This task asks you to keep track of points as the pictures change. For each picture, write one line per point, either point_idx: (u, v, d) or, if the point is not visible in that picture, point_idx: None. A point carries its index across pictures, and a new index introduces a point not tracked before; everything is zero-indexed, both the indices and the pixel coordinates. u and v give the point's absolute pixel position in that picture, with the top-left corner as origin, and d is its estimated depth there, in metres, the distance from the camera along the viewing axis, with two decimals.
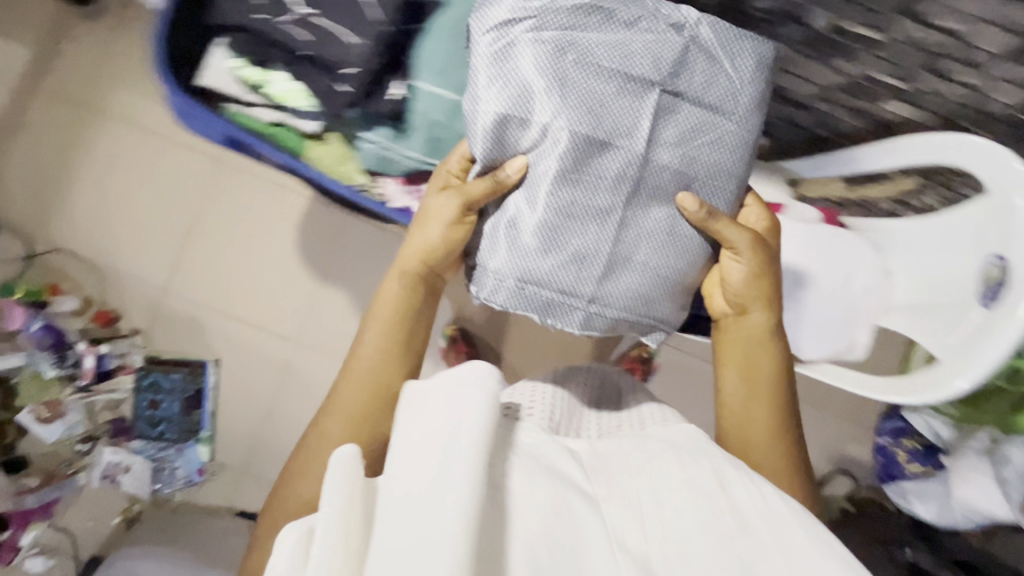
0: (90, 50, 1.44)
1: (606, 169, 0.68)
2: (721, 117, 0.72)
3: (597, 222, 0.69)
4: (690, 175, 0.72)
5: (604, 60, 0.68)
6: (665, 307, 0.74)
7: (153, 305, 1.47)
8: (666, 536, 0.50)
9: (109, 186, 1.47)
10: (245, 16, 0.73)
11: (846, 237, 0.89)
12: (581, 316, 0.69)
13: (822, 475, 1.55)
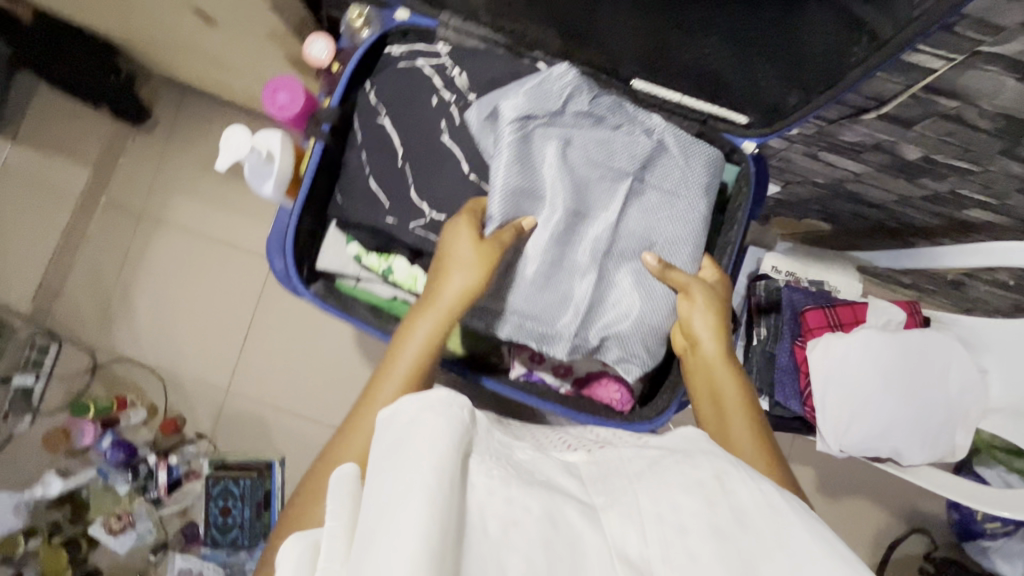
0: (147, 162, 1.48)
1: (583, 236, 0.68)
2: (681, 198, 0.70)
3: (574, 267, 0.68)
4: (655, 236, 0.69)
5: (580, 128, 0.66)
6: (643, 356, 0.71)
7: (216, 407, 1.48)
8: (669, 542, 0.40)
9: (167, 292, 1.49)
10: (370, 218, 0.67)
11: (940, 337, 0.88)
12: (564, 348, 0.68)
13: (896, 533, 1.53)
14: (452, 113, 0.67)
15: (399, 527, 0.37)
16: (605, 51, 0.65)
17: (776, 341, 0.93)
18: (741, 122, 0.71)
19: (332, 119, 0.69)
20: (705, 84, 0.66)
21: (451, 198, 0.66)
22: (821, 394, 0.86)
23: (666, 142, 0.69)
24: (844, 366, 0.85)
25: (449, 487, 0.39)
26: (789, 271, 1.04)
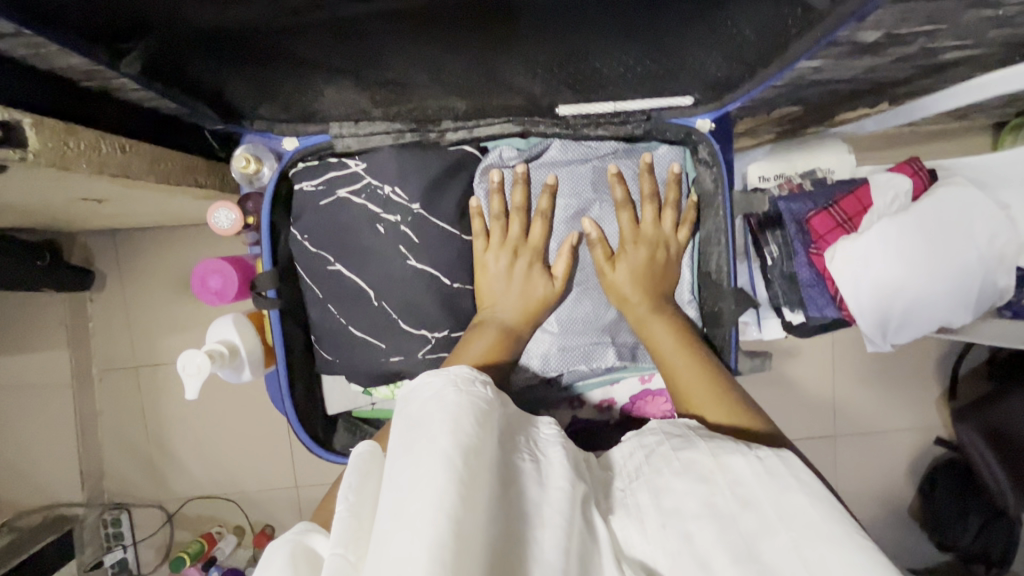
0: (116, 315, 1.44)
1: (585, 266, 0.74)
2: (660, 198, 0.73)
3: (593, 300, 0.74)
4: None
5: (542, 174, 0.72)
6: None
7: (294, 505, 1.52)
8: (666, 534, 0.48)
9: (197, 424, 1.49)
10: (380, 360, 0.72)
11: (951, 192, 0.83)
12: (612, 353, 0.75)
13: (959, 352, 1.53)
14: (406, 233, 0.68)
15: (421, 501, 0.43)
16: (516, 91, 0.65)
17: (790, 255, 0.89)
18: (687, 103, 0.69)
19: (274, 280, 0.70)
20: (626, 87, 0.66)
21: (435, 311, 0.70)
22: (855, 298, 0.83)
23: (621, 158, 0.73)
24: (870, 266, 0.81)
25: (468, 465, 0.46)
26: (778, 174, 0.99)
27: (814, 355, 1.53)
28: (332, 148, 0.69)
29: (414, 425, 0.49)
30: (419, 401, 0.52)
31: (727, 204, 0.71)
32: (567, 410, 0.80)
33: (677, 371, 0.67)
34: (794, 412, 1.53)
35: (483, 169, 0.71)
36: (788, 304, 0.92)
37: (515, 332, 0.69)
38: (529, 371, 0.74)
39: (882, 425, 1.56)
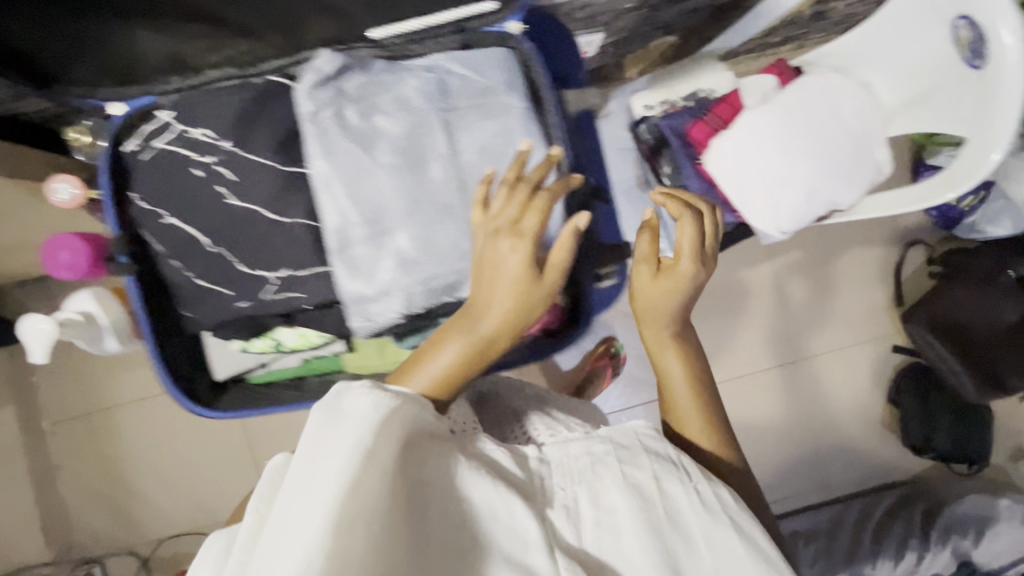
0: (60, 366, 1.42)
1: (435, 180, 0.74)
2: (492, 103, 0.77)
3: (454, 226, 0.74)
4: (488, 145, 0.76)
5: (373, 97, 0.75)
6: (548, 249, 0.78)
7: None
8: (598, 541, 0.52)
9: (159, 462, 1.46)
10: (232, 307, 0.78)
11: (811, 78, 0.86)
12: (475, 281, 0.76)
13: (898, 258, 1.55)
14: (220, 171, 0.75)
15: (304, 506, 0.42)
16: (328, 11, 0.70)
17: (678, 171, 0.92)
18: (489, 9, 0.76)
19: (124, 250, 0.78)
20: (433, 0, 0.71)
21: (275, 249, 0.76)
22: (737, 196, 0.86)
23: (449, 70, 0.77)
24: (740, 157, 0.84)
25: (355, 469, 0.45)
26: (662, 101, 1.01)
27: (756, 287, 1.54)
28: (158, 107, 0.77)
29: (333, 426, 0.49)
30: (344, 403, 0.52)
31: (548, 101, 0.79)
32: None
33: (678, 400, 0.75)
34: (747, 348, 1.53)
35: (309, 89, 0.73)
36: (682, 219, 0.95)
37: (490, 343, 0.66)
38: (394, 311, 0.75)
39: (839, 345, 1.56)
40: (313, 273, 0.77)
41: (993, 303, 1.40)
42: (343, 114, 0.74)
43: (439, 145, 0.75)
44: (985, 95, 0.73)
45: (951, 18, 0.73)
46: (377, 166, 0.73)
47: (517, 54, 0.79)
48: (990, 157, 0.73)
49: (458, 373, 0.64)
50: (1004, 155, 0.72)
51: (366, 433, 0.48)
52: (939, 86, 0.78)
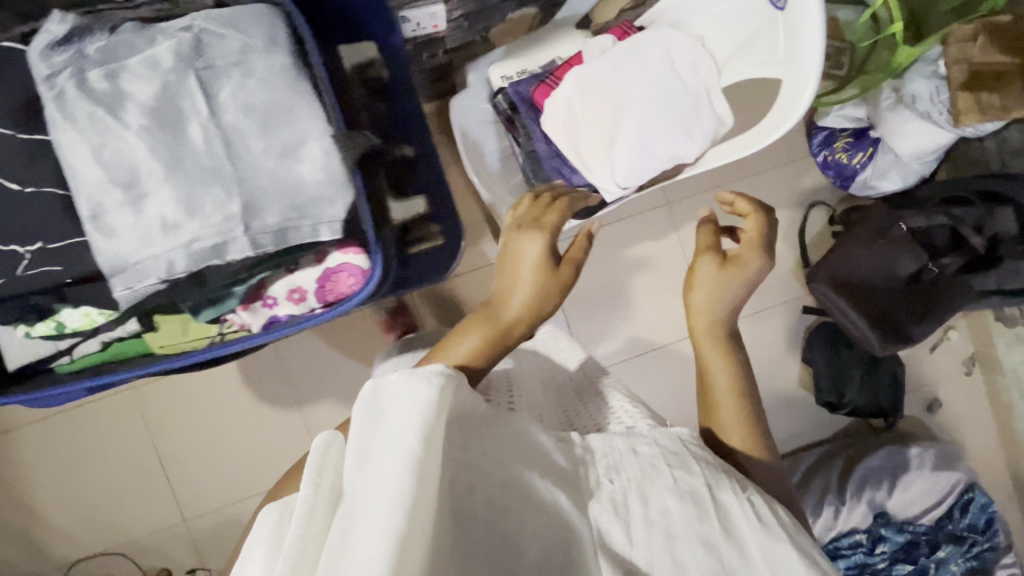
0: None
1: (191, 142, 0.68)
2: (253, 58, 0.69)
3: (215, 185, 0.67)
4: (251, 100, 0.69)
5: (120, 60, 0.69)
6: (329, 204, 0.70)
7: (190, 540, 1.45)
8: (653, 537, 0.51)
9: (64, 483, 1.41)
10: None
11: (645, 34, 0.87)
12: (243, 241, 0.67)
13: (801, 221, 1.57)
14: None
15: (372, 509, 0.44)
16: None
17: (530, 135, 0.93)
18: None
19: None
20: None
21: (28, 221, 0.71)
22: (580, 155, 0.88)
23: (204, 26, 0.70)
24: (579, 113, 0.86)
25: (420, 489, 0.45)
26: (519, 71, 1.00)
27: (666, 259, 1.53)
28: None
29: (387, 423, 0.50)
30: (392, 400, 0.52)
31: (312, 49, 0.72)
32: (261, 307, 0.81)
33: (719, 401, 0.76)
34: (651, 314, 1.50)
35: (44, 51, 0.68)
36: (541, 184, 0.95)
37: (513, 330, 0.72)
38: (153, 279, 0.67)
39: (753, 310, 1.57)
40: (73, 242, 0.72)
41: (888, 254, 1.41)
42: (87, 78, 0.68)
43: (193, 102, 0.68)
44: (795, 33, 0.74)
45: None
46: (128, 129, 0.67)
47: (282, 9, 0.73)
48: (803, 95, 0.74)
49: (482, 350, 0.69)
50: (816, 92, 0.73)
51: (415, 432, 0.49)
52: (759, 29, 0.79)
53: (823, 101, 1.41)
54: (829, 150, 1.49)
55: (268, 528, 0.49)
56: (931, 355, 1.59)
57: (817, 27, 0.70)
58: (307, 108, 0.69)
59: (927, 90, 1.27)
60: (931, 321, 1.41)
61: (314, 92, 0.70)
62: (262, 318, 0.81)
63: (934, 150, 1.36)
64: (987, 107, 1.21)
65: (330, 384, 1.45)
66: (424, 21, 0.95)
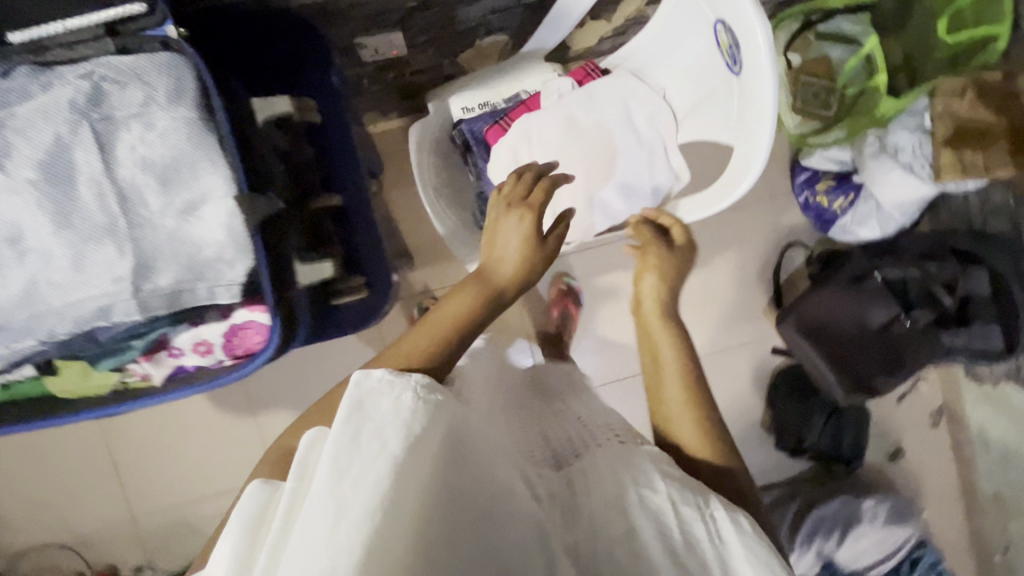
0: None
1: (83, 200, 0.65)
2: (154, 114, 0.67)
3: (105, 244, 0.65)
4: (149, 158, 0.66)
5: (8, 107, 0.65)
6: (226, 268, 0.69)
7: (137, 539, 1.45)
8: (621, 541, 0.52)
9: (15, 472, 1.42)
10: None
11: (603, 82, 0.85)
12: (132, 304, 0.66)
13: (776, 260, 1.52)
14: None
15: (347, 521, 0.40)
16: None
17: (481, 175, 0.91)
18: (143, 12, 0.70)
19: None
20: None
21: None
22: None
23: (105, 77, 0.67)
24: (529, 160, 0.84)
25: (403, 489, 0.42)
26: (480, 104, 0.96)
27: None
28: None
29: (366, 419, 0.46)
30: (371, 394, 0.48)
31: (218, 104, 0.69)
32: (164, 358, 0.80)
33: (666, 391, 0.67)
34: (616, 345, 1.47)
35: None
36: None
37: (500, 292, 0.69)
38: (36, 338, 0.67)
39: (721, 346, 1.54)
40: None
41: (857, 304, 1.36)
42: None
43: (86, 158, 0.65)
44: (744, 107, 0.71)
45: (713, 21, 0.72)
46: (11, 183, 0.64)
47: (188, 61, 0.69)
48: (747, 174, 0.73)
49: (462, 318, 0.64)
50: (758, 173, 0.72)
51: (395, 436, 0.45)
52: (713, 91, 0.76)
53: (809, 139, 1.35)
54: (811, 191, 1.45)
55: (249, 512, 0.46)
56: (898, 406, 1.56)
57: (767, 102, 0.67)
58: (209, 169, 0.67)
59: (909, 142, 1.25)
60: (898, 374, 1.37)
61: (217, 151, 0.68)
62: (164, 368, 0.81)
63: (916, 202, 1.31)
64: (969, 166, 1.17)
65: (285, 393, 1.44)
66: (384, 48, 0.92)
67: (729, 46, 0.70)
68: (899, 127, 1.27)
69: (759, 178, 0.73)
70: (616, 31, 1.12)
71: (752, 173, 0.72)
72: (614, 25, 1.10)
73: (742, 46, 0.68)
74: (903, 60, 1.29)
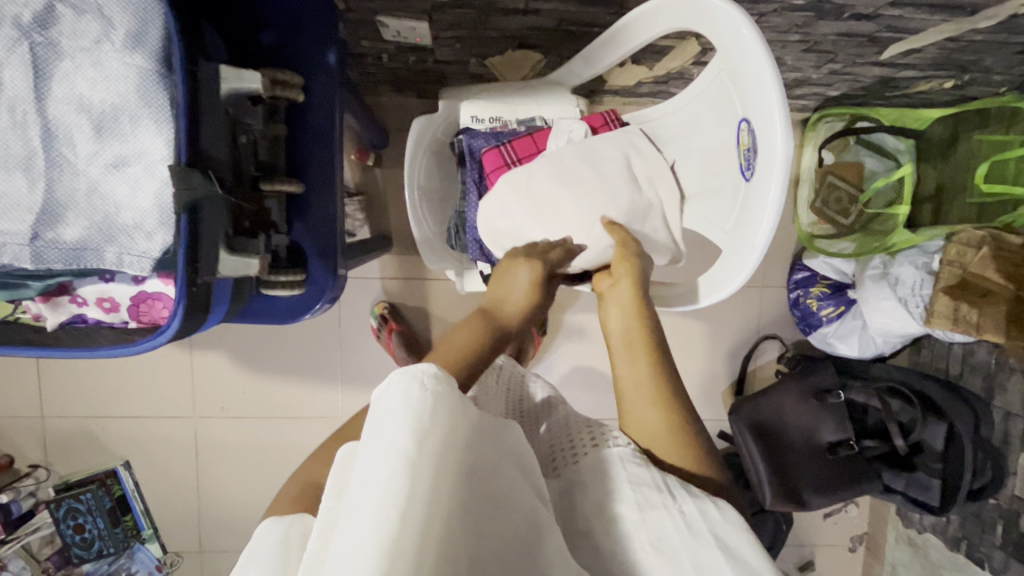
0: None
1: None
2: (102, 42, 0.48)
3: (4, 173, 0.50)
4: (82, 92, 0.49)
5: None
6: (138, 248, 0.52)
7: (42, 437, 1.42)
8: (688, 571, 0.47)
9: None
10: None
11: (620, 138, 0.82)
12: (25, 254, 0.51)
13: (749, 347, 1.50)
14: None
15: (360, 533, 0.37)
16: None
17: (469, 194, 0.87)
18: None
19: None
20: None
21: None
22: (499, 241, 0.83)
23: None
24: (520, 199, 0.80)
25: (408, 496, 0.39)
26: (492, 117, 0.91)
27: None
28: None
29: (374, 424, 0.44)
30: (382, 396, 0.45)
31: (174, 48, 0.49)
32: (66, 304, 0.64)
33: (636, 395, 0.59)
34: (562, 384, 1.42)
35: None
36: (461, 251, 0.95)
37: (504, 333, 0.65)
38: None
39: None
40: None
41: (812, 417, 1.34)
42: None
43: (8, 68, 0.48)
44: (743, 218, 0.68)
45: (738, 118, 0.68)
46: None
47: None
48: (727, 285, 0.70)
49: (478, 335, 0.61)
50: (736, 288, 0.69)
51: (407, 427, 0.42)
52: (722, 185, 0.73)
53: (818, 242, 1.30)
54: (803, 291, 1.42)
55: (270, 551, 0.46)
56: (822, 521, 1.56)
57: (768, 219, 0.63)
58: (151, 126, 0.50)
59: (911, 279, 1.22)
60: (832, 496, 1.32)
61: (168, 109, 0.50)
62: (62, 314, 0.64)
63: (900, 335, 1.29)
64: (961, 319, 1.14)
65: (228, 339, 1.40)
66: (405, 32, 0.88)
67: (748, 147, 0.66)
68: (906, 262, 1.24)
69: (735, 293, 0.70)
70: (657, 79, 1.07)
71: (732, 286, 0.69)
72: (655, 73, 1.05)
73: (759, 154, 0.63)
74: (935, 191, 1.21)
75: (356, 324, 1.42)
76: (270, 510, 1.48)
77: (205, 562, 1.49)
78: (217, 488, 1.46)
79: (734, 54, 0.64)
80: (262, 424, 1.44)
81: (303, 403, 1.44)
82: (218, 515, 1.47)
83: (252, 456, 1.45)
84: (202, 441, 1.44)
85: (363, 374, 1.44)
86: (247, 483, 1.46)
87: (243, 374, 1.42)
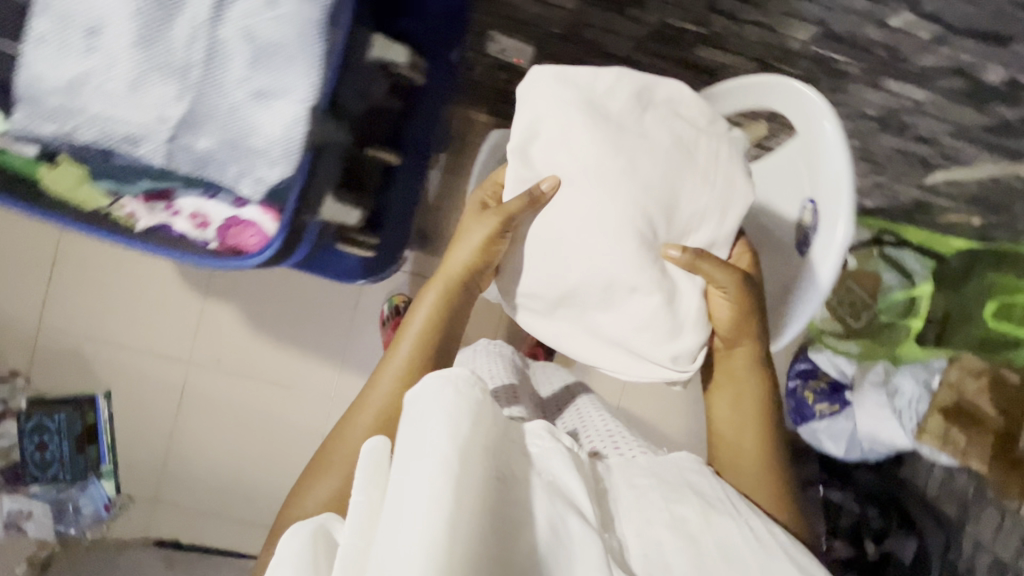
0: None
1: (167, 14, 0.52)
2: None
3: (161, 76, 0.53)
4: (253, 22, 0.53)
5: None
6: (258, 173, 0.56)
7: (30, 346, 1.39)
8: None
9: None
10: None
11: (625, 91, 0.65)
12: (158, 150, 0.55)
13: None
14: None
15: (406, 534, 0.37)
16: None
17: None
18: None
19: None
20: None
21: None
22: None
23: None
24: None
25: (451, 503, 0.39)
26: None
27: None
28: None
29: (410, 428, 0.45)
30: (416, 399, 0.47)
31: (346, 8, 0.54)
32: (160, 210, 0.75)
33: (743, 458, 0.70)
34: None
35: None
36: None
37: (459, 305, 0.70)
38: (38, 124, 0.55)
39: None
40: None
41: None
42: None
43: None
44: (794, 286, 0.75)
45: (804, 197, 0.74)
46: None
47: None
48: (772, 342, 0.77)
49: (435, 323, 0.68)
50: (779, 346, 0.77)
51: (444, 432, 0.43)
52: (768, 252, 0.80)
53: (826, 339, 1.39)
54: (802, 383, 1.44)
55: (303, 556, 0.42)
56: None
57: (815, 295, 0.70)
58: (303, 68, 0.53)
59: (910, 392, 1.26)
60: None
61: (323, 58, 0.54)
62: (154, 218, 0.75)
63: (888, 446, 1.31)
64: (950, 440, 1.19)
65: (245, 295, 1.41)
66: (510, 52, 0.95)
67: (808, 224, 0.72)
68: (907, 374, 1.28)
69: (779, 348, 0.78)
70: None
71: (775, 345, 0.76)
72: None
73: (819, 234, 0.70)
74: (942, 316, 1.30)
75: (372, 311, 1.44)
76: (236, 475, 1.45)
77: (156, 513, 1.44)
78: (191, 440, 1.44)
79: (813, 141, 0.70)
80: (255, 386, 1.43)
81: (299, 374, 1.44)
82: (183, 468, 1.44)
83: (235, 415, 1.43)
84: (189, 389, 1.43)
85: (366, 362, 1.45)
86: (221, 442, 1.44)
87: (250, 333, 1.42)
